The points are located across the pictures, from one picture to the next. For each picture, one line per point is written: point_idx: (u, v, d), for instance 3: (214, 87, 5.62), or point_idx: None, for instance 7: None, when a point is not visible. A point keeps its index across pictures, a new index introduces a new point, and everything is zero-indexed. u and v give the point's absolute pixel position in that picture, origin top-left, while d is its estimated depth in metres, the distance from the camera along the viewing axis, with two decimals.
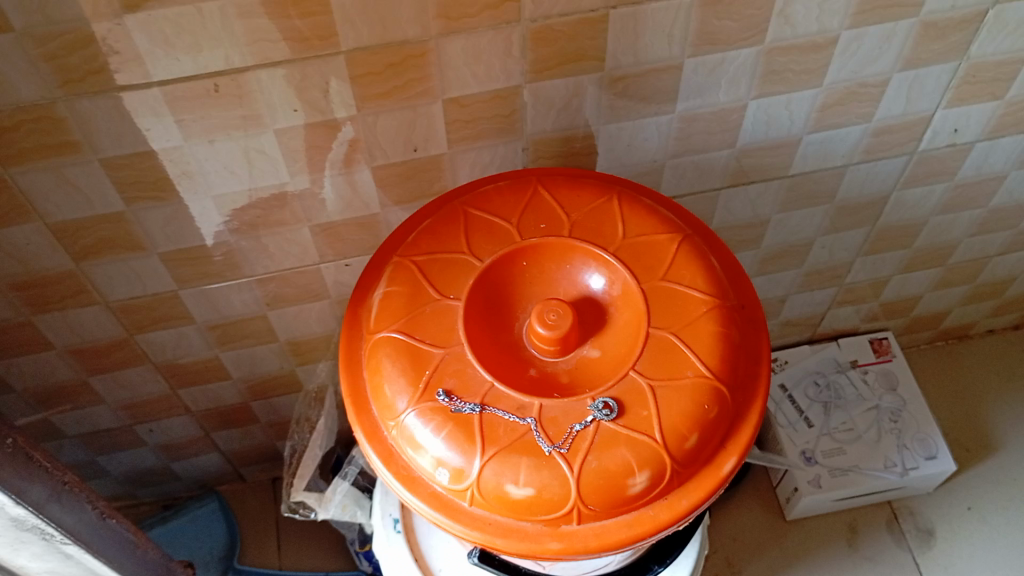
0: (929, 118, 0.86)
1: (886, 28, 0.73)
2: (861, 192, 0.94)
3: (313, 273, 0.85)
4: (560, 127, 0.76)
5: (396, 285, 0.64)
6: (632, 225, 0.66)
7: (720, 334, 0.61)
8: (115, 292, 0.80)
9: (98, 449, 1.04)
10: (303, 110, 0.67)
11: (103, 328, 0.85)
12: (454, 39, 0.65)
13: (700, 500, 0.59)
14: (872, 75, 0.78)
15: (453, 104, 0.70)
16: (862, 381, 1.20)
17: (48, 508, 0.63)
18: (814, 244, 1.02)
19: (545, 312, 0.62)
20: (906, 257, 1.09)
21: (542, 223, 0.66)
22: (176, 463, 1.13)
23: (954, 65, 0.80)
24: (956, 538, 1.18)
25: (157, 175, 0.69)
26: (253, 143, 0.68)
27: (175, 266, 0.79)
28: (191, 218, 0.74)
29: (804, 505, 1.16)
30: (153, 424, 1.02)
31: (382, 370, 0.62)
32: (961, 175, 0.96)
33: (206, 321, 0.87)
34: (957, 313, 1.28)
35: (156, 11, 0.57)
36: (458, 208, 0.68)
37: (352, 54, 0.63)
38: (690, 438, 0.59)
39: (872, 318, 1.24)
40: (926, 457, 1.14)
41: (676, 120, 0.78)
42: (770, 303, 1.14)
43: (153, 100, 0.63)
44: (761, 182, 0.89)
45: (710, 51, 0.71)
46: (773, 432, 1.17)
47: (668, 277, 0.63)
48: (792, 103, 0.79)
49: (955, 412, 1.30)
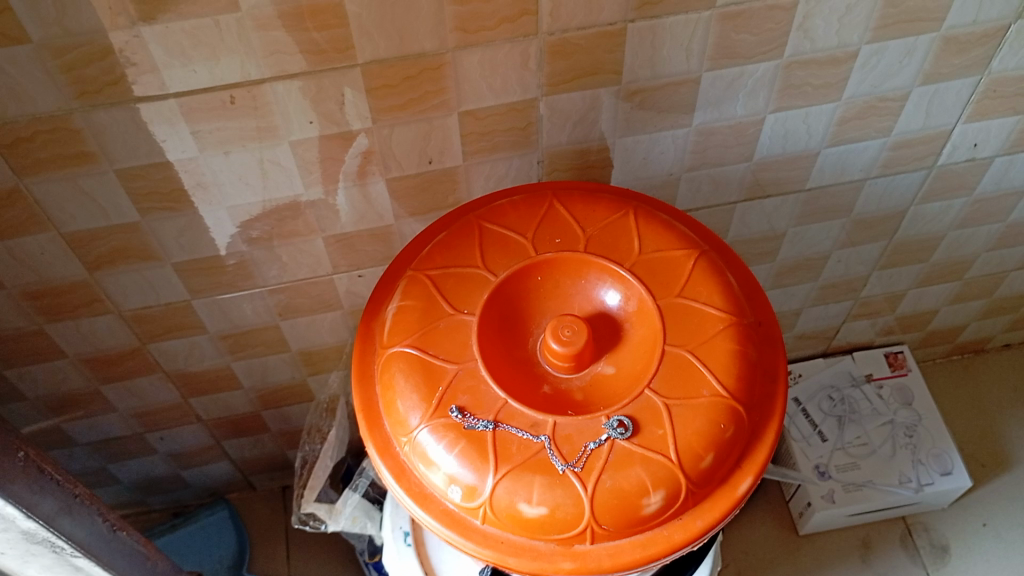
0: (948, 133, 0.85)
1: (907, 42, 0.73)
2: (878, 207, 0.94)
3: (326, 283, 0.85)
4: (576, 140, 0.75)
5: (409, 299, 0.64)
6: (649, 241, 0.65)
7: (737, 352, 0.61)
8: (128, 301, 0.80)
9: (108, 457, 1.04)
10: (319, 122, 0.67)
11: (116, 338, 0.85)
12: (471, 52, 0.64)
13: (715, 520, 0.59)
14: (891, 89, 0.78)
15: (469, 117, 0.70)
16: (876, 396, 1.18)
17: (59, 521, 0.63)
18: (831, 257, 1.01)
19: (559, 328, 0.61)
20: (923, 271, 1.08)
21: (557, 237, 0.65)
22: (187, 471, 1.13)
23: (975, 79, 0.79)
24: (971, 555, 1.17)
25: (173, 186, 0.69)
26: (268, 154, 0.68)
27: (188, 277, 0.79)
28: (204, 228, 0.74)
29: (817, 519, 1.15)
30: (164, 432, 1.02)
31: (395, 386, 0.62)
32: (980, 190, 0.95)
33: (218, 330, 0.87)
34: (973, 327, 1.27)
35: (172, 24, 0.57)
36: (472, 222, 0.67)
37: (369, 66, 0.63)
38: (705, 458, 0.58)
39: (888, 332, 1.23)
40: (940, 473, 1.13)
41: (692, 134, 0.77)
42: (784, 315, 1.13)
43: (168, 110, 0.62)
44: (777, 196, 0.88)
45: (727, 65, 0.71)
46: (785, 446, 1.16)
47: (684, 293, 0.63)
48: (811, 117, 0.78)
49: (971, 426, 1.29)
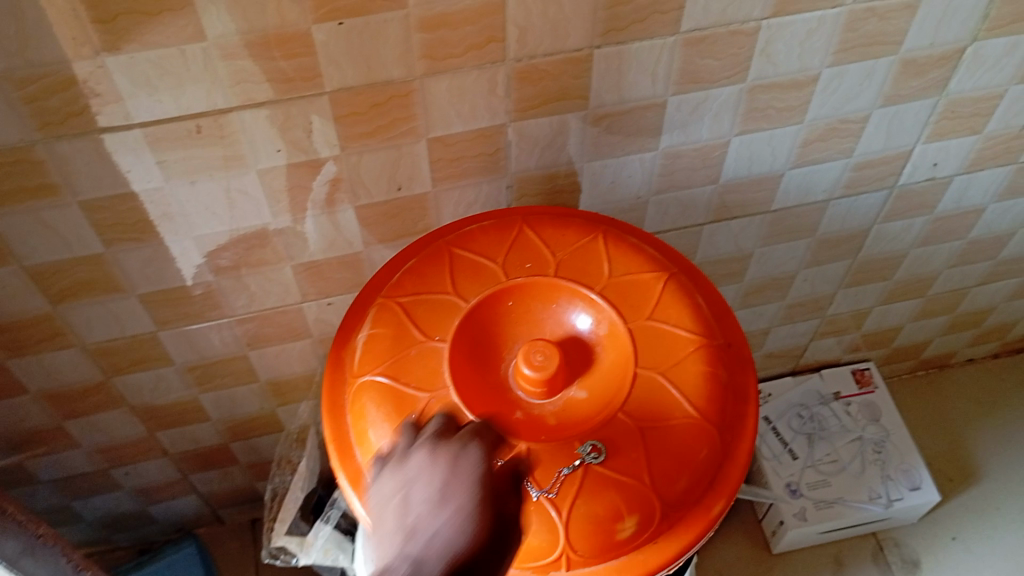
0: (908, 153, 0.87)
1: (866, 65, 0.74)
2: (842, 226, 0.95)
3: (294, 312, 0.84)
4: (544, 164, 0.75)
5: (380, 327, 0.64)
6: (618, 264, 0.66)
7: (708, 374, 0.61)
8: (92, 335, 0.79)
9: (72, 494, 1.02)
10: (287, 149, 0.66)
11: (80, 372, 0.83)
12: (439, 79, 0.64)
13: (689, 543, 0.58)
14: (852, 112, 0.79)
15: (437, 143, 0.70)
16: (845, 413, 1.20)
17: (20, 563, 0.63)
18: (797, 277, 1.03)
19: (532, 353, 0.61)
20: (887, 289, 1.10)
21: (527, 262, 0.66)
22: (153, 506, 1.10)
23: (933, 101, 0.80)
24: (942, 569, 1.18)
25: (139, 217, 0.68)
26: (236, 183, 0.68)
27: (155, 308, 0.78)
28: (171, 258, 0.73)
29: (790, 538, 1.15)
30: (130, 467, 1.00)
31: (366, 416, 0.61)
32: (941, 209, 0.97)
33: (185, 362, 0.86)
34: (936, 343, 1.29)
35: (137, 54, 0.56)
36: (442, 248, 0.67)
37: (336, 94, 0.63)
38: (678, 480, 0.58)
39: (854, 349, 1.24)
40: (909, 488, 1.14)
41: (659, 157, 0.78)
42: (753, 335, 1.14)
43: (133, 140, 0.62)
44: (743, 218, 0.89)
45: (692, 89, 0.72)
46: (757, 465, 1.16)
47: (655, 316, 0.63)
48: (774, 139, 0.80)
49: (937, 441, 1.31)
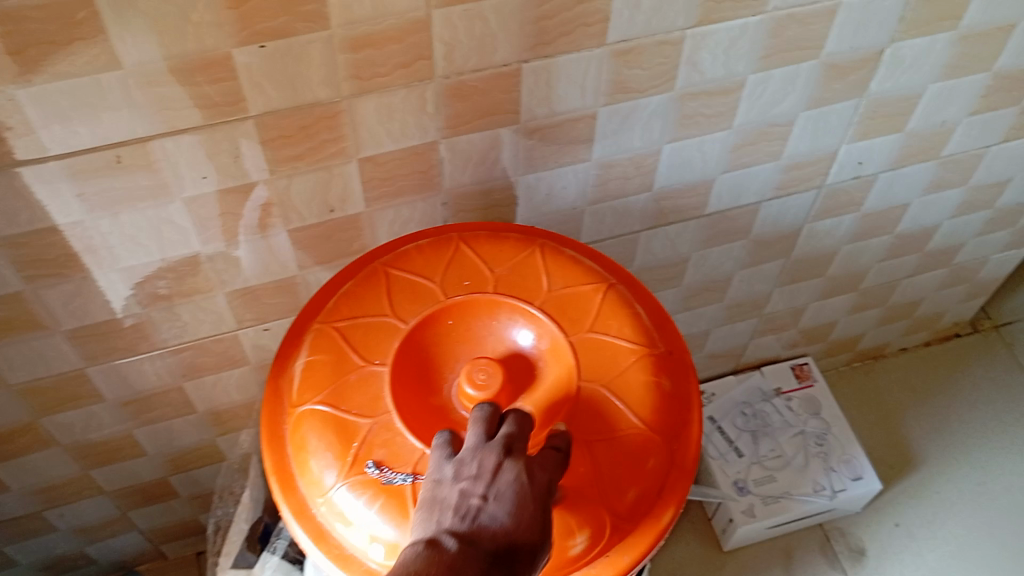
0: (835, 154, 0.88)
1: (790, 70, 0.75)
2: (775, 227, 0.97)
3: (231, 339, 0.82)
4: (478, 179, 0.75)
5: (318, 353, 0.63)
6: (556, 277, 0.65)
7: (651, 384, 0.62)
8: (17, 374, 0.76)
9: (4, 540, 0.98)
10: (213, 176, 0.65)
11: (6, 413, 0.80)
12: (368, 99, 0.64)
13: (641, 554, 0.58)
14: (779, 115, 0.80)
15: (369, 162, 0.69)
16: (786, 409, 1.22)
17: None
18: (733, 278, 1.04)
19: (474, 371, 0.60)
20: (821, 285, 1.12)
21: (465, 280, 0.65)
22: (92, 546, 1.07)
23: (855, 102, 0.82)
24: (887, 555, 1.20)
25: (61, 251, 0.66)
26: (162, 213, 0.66)
27: (83, 343, 0.75)
28: (97, 292, 0.71)
29: (739, 535, 1.16)
30: (65, 508, 0.97)
31: (307, 446, 0.60)
32: (868, 205, 0.99)
33: (118, 397, 0.83)
34: (871, 335, 1.32)
35: (50, 85, 0.54)
36: (378, 269, 0.66)
37: (262, 118, 0.62)
38: (626, 492, 0.59)
39: (792, 345, 1.27)
40: (852, 478, 1.16)
41: (592, 167, 0.78)
42: (694, 337, 1.15)
43: (51, 173, 0.59)
44: (678, 223, 0.90)
45: (622, 99, 0.72)
46: (704, 464, 1.17)
47: (595, 328, 0.63)
48: (705, 145, 0.80)
49: (876, 430, 1.34)
